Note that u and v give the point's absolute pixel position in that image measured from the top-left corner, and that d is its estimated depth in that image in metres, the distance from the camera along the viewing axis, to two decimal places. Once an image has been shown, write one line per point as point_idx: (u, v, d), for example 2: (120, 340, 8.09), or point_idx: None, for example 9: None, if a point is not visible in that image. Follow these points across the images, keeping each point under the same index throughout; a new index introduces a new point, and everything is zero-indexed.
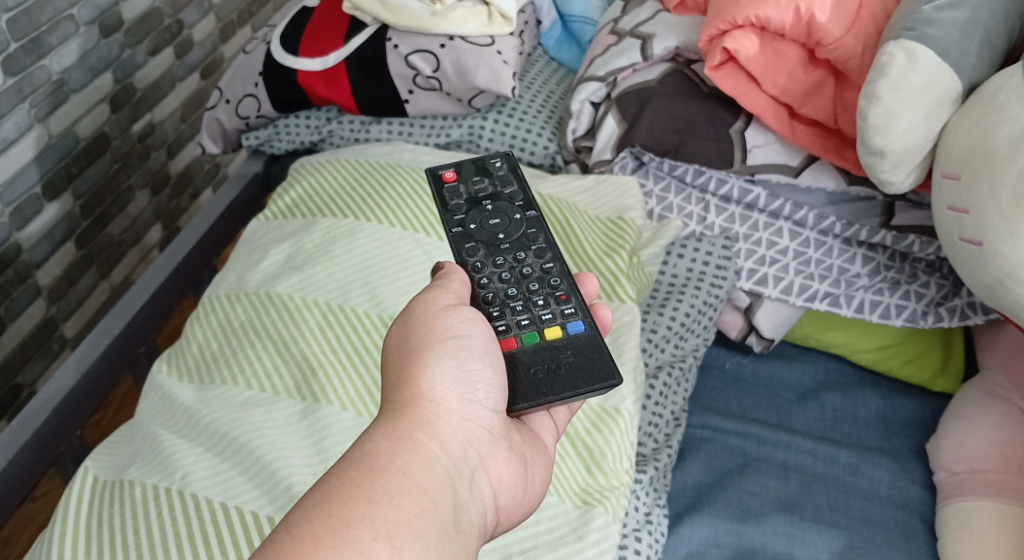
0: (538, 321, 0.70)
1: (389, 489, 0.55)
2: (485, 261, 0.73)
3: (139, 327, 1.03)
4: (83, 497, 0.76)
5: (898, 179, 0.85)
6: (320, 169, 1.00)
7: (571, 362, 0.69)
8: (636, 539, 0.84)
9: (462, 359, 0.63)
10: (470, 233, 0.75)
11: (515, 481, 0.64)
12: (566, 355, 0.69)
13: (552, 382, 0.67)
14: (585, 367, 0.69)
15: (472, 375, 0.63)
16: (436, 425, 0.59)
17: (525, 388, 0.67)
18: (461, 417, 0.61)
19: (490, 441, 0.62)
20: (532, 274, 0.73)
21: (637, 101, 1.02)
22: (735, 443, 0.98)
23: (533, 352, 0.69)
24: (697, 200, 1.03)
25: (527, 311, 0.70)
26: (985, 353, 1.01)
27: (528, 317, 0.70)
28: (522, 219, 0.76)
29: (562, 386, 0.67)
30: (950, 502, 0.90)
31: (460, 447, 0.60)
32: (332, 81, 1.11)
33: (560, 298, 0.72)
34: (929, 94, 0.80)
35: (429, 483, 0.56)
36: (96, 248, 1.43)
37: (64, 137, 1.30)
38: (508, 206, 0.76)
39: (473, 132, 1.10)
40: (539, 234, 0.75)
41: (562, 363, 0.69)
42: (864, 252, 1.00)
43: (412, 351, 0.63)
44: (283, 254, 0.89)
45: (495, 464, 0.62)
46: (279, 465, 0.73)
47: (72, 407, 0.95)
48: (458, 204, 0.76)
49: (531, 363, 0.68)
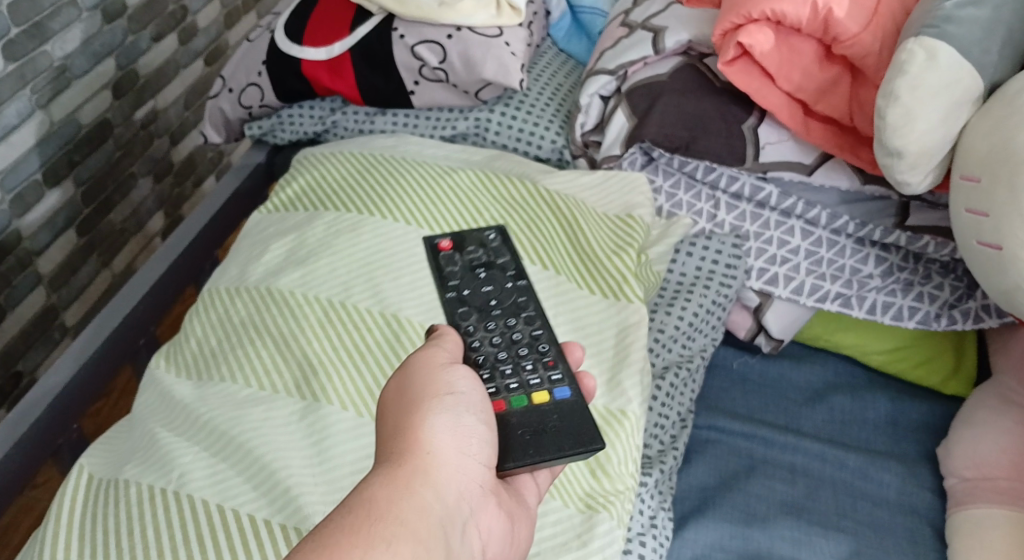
0: (525, 384, 0.68)
1: (387, 537, 0.53)
2: (476, 326, 0.71)
3: (139, 318, 1.01)
4: (79, 496, 0.75)
5: (915, 180, 0.82)
6: (325, 160, 0.98)
7: (557, 426, 0.67)
8: (641, 543, 0.83)
9: (459, 413, 0.62)
10: (463, 299, 0.73)
11: (502, 536, 0.62)
12: (552, 419, 0.67)
13: (538, 443, 0.66)
14: (570, 431, 0.67)
15: (469, 430, 0.62)
16: (434, 474, 0.58)
17: (510, 446, 0.65)
18: (458, 468, 0.60)
19: (482, 494, 0.61)
20: (522, 340, 0.71)
21: (648, 96, 1.00)
22: (742, 444, 0.96)
23: (521, 414, 0.67)
24: (708, 197, 1.01)
25: (515, 375, 0.68)
26: (997, 357, 1.00)
27: (515, 380, 0.68)
28: (513, 287, 0.75)
29: (547, 448, 0.66)
30: (960, 509, 0.89)
31: (456, 498, 0.58)
32: (336, 71, 1.09)
33: (548, 364, 0.70)
34: (949, 93, 0.77)
35: (425, 533, 0.55)
36: (99, 236, 1.42)
37: (67, 124, 1.29)
38: (500, 275, 0.75)
39: (479, 125, 1.08)
40: (529, 303, 0.74)
41: (547, 426, 0.67)
42: (877, 252, 0.98)
43: (411, 402, 0.61)
44: (284, 248, 0.88)
45: (485, 518, 0.61)
46: (279, 468, 0.72)
47: (70, 400, 0.93)
48: (452, 270, 0.75)
49: (519, 425, 0.66)
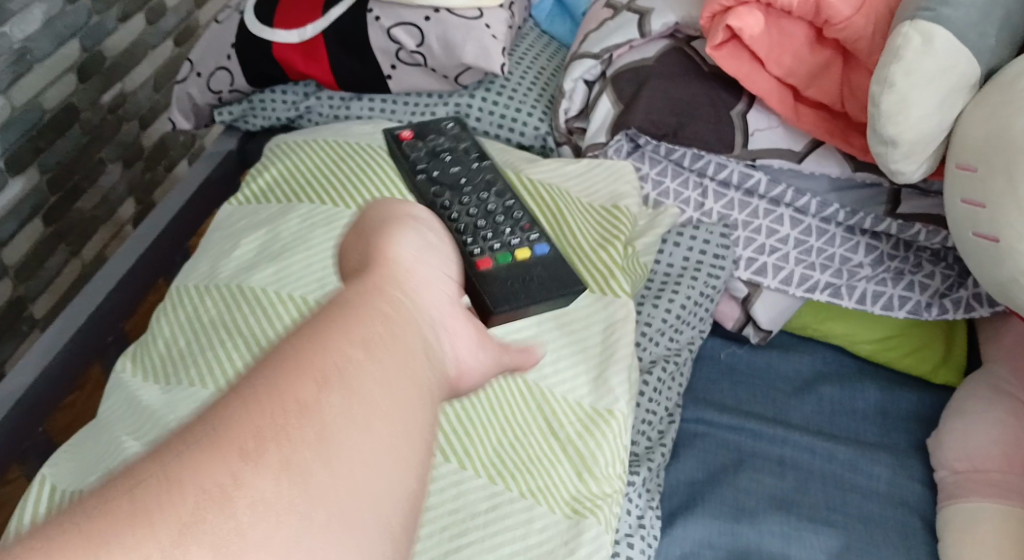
0: (507, 244, 0.70)
1: (355, 324, 0.52)
2: (452, 202, 0.72)
3: (107, 313, 0.97)
4: (41, 510, 0.71)
5: (910, 169, 0.80)
6: (299, 149, 0.94)
7: (542, 276, 0.69)
8: (628, 545, 0.81)
9: (421, 232, 0.61)
10: (434, 179, 0.77)
11: (480, 346, 0.60)
12: (537, 270, 0.69)
13: (527, 290, 0.67)
14: (554, 277, 0.70)
15: (430, 244, 0.61)
16: (403, 277, 0.56)
17: (496, 294, 0.65)
18: (426, 275, 0.58)
19: (454, 304, 0.59)
20: (498, 209, 0.73)
21: (634, 80, 0.97)
22: (731, 438, 0.94)
23: (506, 269, 0.67)
24: (695, 185, 0.98)
25: (496, 237, 0.69)
26: (988, 346, 0.98)
27: (497, 242, 0.69)
28: (478, 167, 0.78)
29: (535, 293, 0.68)
30: (952, 503, 0.87)
31: (426, 300, 0.57)
32: (310, 55, 1.04)
33: (524, 227, 0.73)
34: (945, 79, 0.75)
35: (394, 323, 0.53)
36: (67, 224, 1.38)
37: (30, 109, 1.24)
38: (464, 158, 0.79)
39: (459, 111, 1.04)
40: (495, 180, 0.77)
41: (533, 276, 0.69)
42: (867, 240, 0.96)
43: (369, 222, 0.60)
44: (258, 242, 0.84)
45: (462, 326, 0.59)
46: None
47: (36, 401, 0.90)
48: (418, 156, 0.80)
49: (506, 277, 0.67)
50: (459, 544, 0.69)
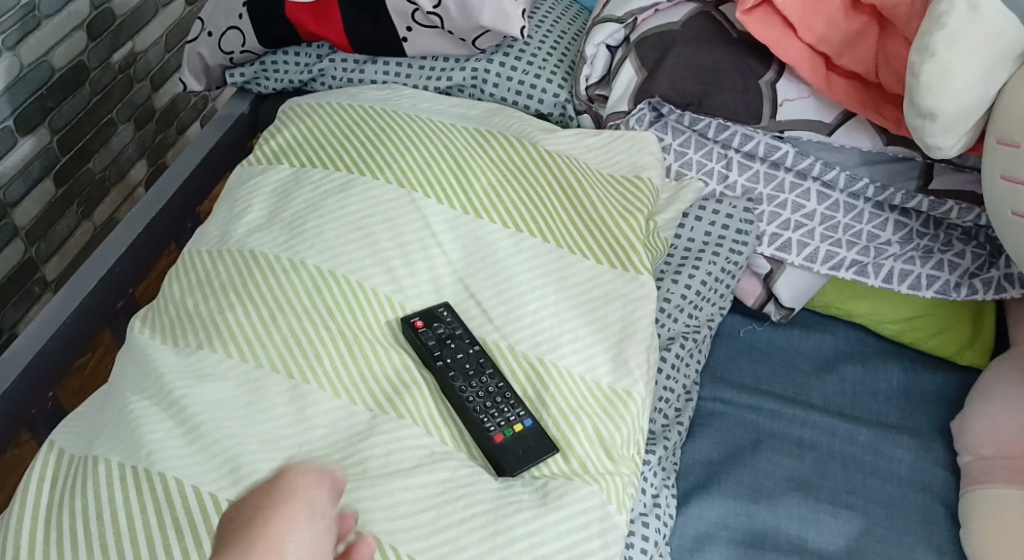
0: (506, 414, 0.70)
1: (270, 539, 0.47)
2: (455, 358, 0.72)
3: (116, 280, 0.94)
4: (47, 477, 0.67)
5: (948, 144, 0.76)
6: (311, 112, 0.91)
7: (535, 437, 0.69)
8: (644, 524, 0.78)
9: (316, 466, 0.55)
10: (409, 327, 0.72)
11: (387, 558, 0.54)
12: (529, 440, 0.69)
13: (526, 444, 0.69)
14: (534, 440, 0.69)
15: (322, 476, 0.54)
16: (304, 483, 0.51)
17: (503, 455, 0.68)
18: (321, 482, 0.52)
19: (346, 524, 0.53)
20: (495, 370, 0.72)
21: (659, 45, 0.94)
22: (748, 417, 0.92)
23: (511, 442, 0.68)
24: (719, 157, 0.95)
25: (496, 409, 0.70)
26: (1017, 327, 0.96)
27: (498, 411, 0.70)
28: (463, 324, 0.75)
29: (530, 449, 0.69)
30: (976, 489, 0.84)
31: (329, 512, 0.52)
32: (323, 16, 1.01)
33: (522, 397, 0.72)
34: (990, 48, 0.71)
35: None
36: (77, 186, 1.35)
37: (38, 67, 1.21)
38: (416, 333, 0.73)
39: (477, 76, 1.01)
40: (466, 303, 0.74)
41: (526, 439, 0.69)
42: (897, 217, 0.93)
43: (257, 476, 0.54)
44: (268, 209, 0.81)
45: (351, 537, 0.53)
46: (244, 457, 0.65)
47: (46, 366, 0.86)
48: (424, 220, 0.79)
49: (509, 447, 0.68)
50: (472, 512, 0.64)
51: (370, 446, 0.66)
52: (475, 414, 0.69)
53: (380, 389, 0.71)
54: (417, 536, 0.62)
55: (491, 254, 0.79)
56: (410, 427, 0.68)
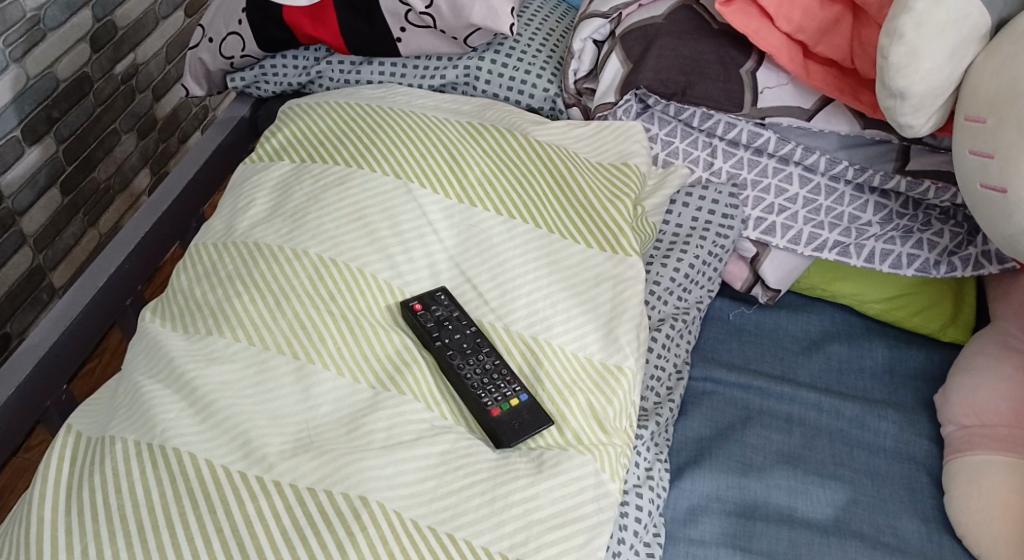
0: (503, 390, 0.73)
1: None
2: (453, 340, 0.75)
3: (125, 277, 0.97)
4: (66, 457, 0.70)
5: (918, 123, 0.80)
6: (310, 111, 0.94)
7: (531, 410, 0.72)
8: (637, 495, 0.81)
9: None
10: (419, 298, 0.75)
11: None
12: (525, 414, 0.72)
13: (524, 417, 0.72)
14: (531, 414, 0.72)
15: None
16: None
17: (502, 428, 0.71)
18: None
19: None
20: (492, 349, 0.76)
21: (643, 39, 0.97)
22: (738, 395, 0.95)
23: (508, 417, 0.72)
24: (704, 145, 0.99)
25: (493, 386, 0.73)
26: (997, 304, 0.99)
27: (496, 387, 0.73)
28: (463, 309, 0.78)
29: (529, 421, 0.72)
30: (958, 456, 0.87)
31: None
32: (319, 19, 1.05)
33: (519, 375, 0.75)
34: (956, 30, 0.74)
35: None
36: (83, 195, 1.39)
37: (43, 78, 1.25)
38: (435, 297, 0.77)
39: (469, 73, 1.05)
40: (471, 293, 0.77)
41: (524, 414, 0.72)
42: (876, 199, 0.96)
43: None
44: (271, 203, 0.85)
45: None
46: (254, 433, 0.68)
47: (60, 359, 0.89)
48: (422, 211, 0.82)
49: (507, 421, 0.71)
50: (471, 480, 0.67)
51: (373, 420, 0.70)
52: (473, 390, 0.73)
53: (381, 368, 0.74)
54: (419, 503, 0.66)
55: (484, 240, 0.82)
56: (411, 403, 0.72)
